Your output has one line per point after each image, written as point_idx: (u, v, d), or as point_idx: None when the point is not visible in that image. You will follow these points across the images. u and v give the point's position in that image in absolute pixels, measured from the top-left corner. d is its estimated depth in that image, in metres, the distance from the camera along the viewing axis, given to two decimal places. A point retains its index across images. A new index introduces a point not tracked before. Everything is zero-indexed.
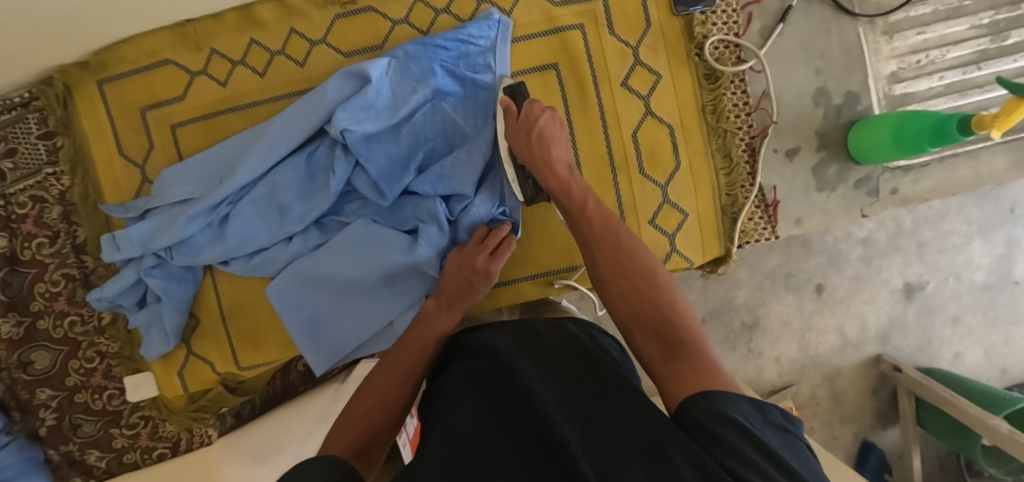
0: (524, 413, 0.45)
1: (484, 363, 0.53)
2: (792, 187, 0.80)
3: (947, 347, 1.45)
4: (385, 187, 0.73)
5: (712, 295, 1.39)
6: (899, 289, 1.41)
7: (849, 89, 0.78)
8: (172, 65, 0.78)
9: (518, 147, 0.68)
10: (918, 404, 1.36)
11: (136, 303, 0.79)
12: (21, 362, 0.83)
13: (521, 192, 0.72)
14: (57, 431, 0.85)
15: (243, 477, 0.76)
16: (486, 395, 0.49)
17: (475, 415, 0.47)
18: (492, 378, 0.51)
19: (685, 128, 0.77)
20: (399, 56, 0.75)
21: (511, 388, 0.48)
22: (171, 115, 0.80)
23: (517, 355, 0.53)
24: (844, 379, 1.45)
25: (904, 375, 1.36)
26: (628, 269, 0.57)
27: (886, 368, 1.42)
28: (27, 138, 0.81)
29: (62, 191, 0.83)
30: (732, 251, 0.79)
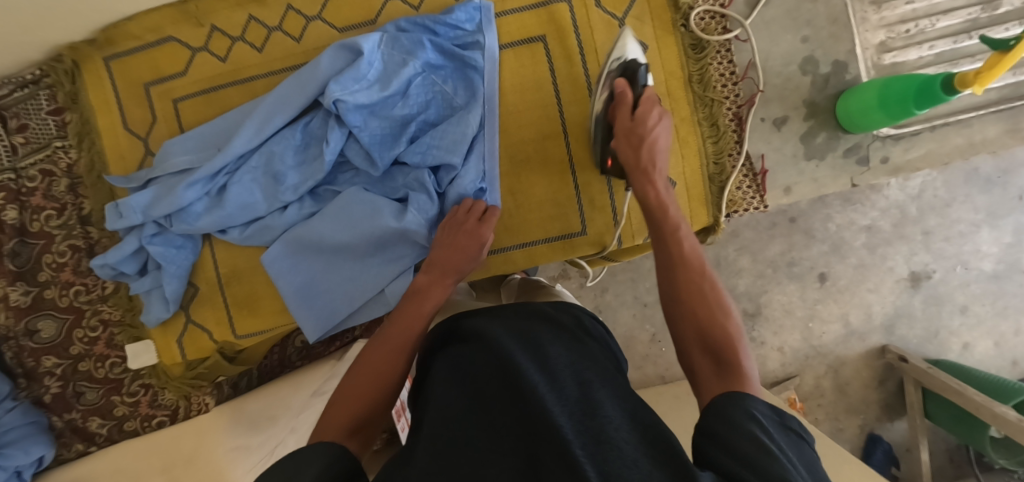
0: (512, 400, 0.45)
1: (468, 345, 0.53)
2: (780, 155, 0.80)
3: (956, 338, 1.42)
4: (376, 156, 0.75)
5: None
6: (904, 278, 1.39)
7: (836, 59, 0.79)
8: (175, 42, 0.82)
9: (622, 145, 0.69)
10: (924, 395, 1.34)
11: (138, 270, 0.82)
12: (28, 330, 0.87)
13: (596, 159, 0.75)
14: (60, 399, 0.88)
15: (238, 444, 0.79)
16: (471, 378, 0.49)
17: (462, 407, 0.47)
18: (478, 359, 0.50)
19: (672, 96, 0.78)
20: (391, 32, 0.76)
21: (497, 373, 0.48)
22: (173, 89, 0.83)
23: (502, 337, 0.52)
24: (849, 369, 1.43)
25: (910, 365, 1.34)
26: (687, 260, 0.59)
27: (892, 358, 1.39)
28: (38, 114, 0.85)
29: (70, 164, 0.86)
30: (721, 220, 0.79)
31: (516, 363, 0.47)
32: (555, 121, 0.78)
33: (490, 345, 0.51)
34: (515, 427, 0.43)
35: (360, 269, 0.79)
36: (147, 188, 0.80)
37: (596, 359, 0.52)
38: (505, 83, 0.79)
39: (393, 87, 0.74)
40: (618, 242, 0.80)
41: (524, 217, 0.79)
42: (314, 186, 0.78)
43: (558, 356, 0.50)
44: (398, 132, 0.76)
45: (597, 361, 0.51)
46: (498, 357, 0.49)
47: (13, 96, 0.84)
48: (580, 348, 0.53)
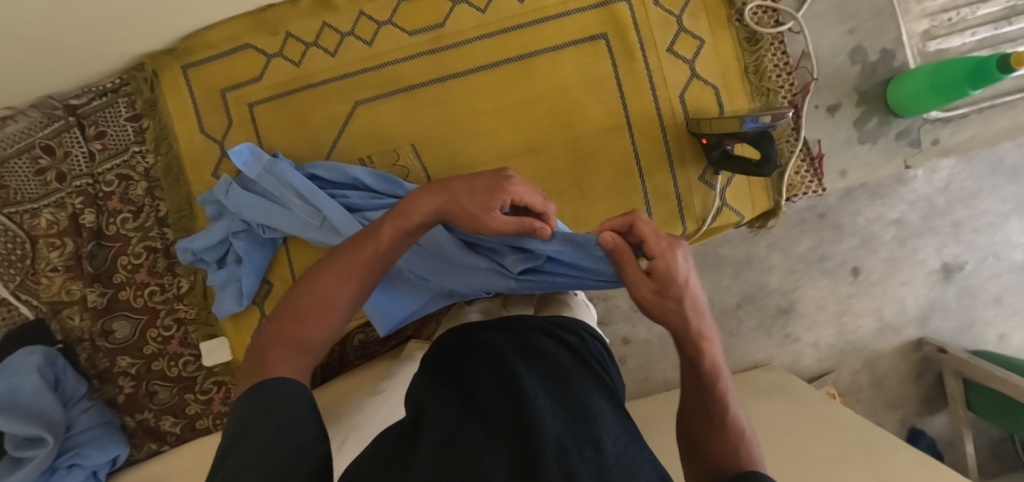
0: (514, 413, 0.45)
1: (481, 363, 0.54)
2: (834, 140, 0.83)
3: (991, 329, 1.44)
4: None
5: (744, 280, 1.40)
6: (936, 270, 1.41)
7: (884, 47, 0.82)
8: (251, 49, 0.85)
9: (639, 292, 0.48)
10: (964, 385, 1.35)
11: (217, 261, 0.84)
12: (104, 330, 0.90)
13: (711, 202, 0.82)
14: (133, 399, 0.90)
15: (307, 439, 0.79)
16: (468, 384, 0.52)
17: (464, 414, 0.47)
18: (480, 365, 0.54)
19: (729, 88, 0.82)
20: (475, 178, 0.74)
21: (498, 392, 0.48)
22: (248, 94, 0.86)
23: (507, 348, 0.56)
24: (886, 364, 1.44)
25: (950, 357, 1.35)
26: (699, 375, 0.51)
27: (931, 350, 1.41)
28: (118, 120, 0.89)
29: (147, 168, 0.89)
30: (782, 204, 0.82)
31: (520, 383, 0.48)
32: (617, 114, 0.82)
33: (498, 365, 0.53)
34: (508, 431, 0.43)
35: None
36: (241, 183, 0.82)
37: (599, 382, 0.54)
38: (570, 78, 0.82)
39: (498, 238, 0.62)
40: (683, 227, 0.82)
41: (590, 204, 0.83)
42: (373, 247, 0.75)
43: (558, 380, 0.51)
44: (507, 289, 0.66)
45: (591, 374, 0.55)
46: (501, 379, 0.50)
47: (94, 105, 0.89)
48: (585, 376, 0.54)
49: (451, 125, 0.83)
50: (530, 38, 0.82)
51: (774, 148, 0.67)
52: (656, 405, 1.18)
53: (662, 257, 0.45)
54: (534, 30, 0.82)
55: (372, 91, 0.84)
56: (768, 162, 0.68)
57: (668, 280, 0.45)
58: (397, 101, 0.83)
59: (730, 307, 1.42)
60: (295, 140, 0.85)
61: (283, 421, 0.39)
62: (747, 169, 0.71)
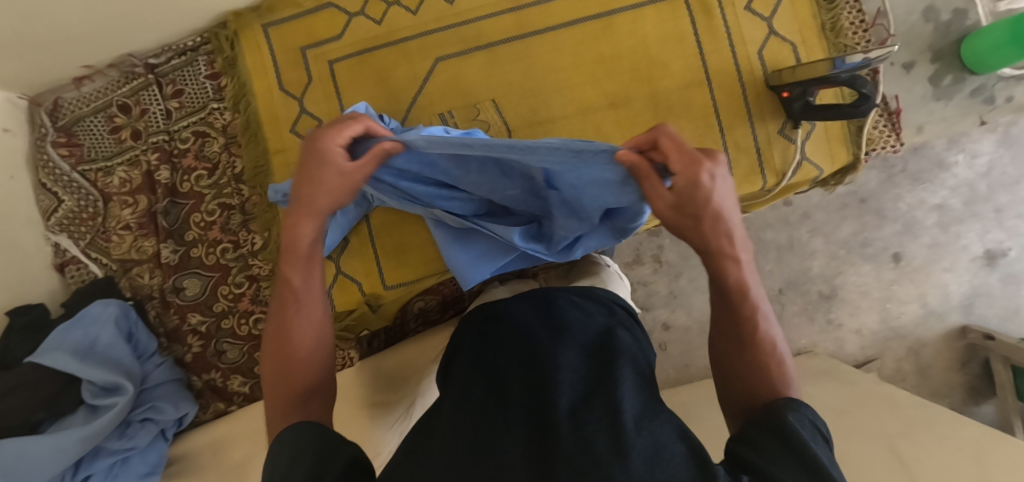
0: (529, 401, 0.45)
1: (498, 342, 0.54)
2: (910, 96, 0.84)
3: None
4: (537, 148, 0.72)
5: (786, 265, 1.28)
6: (981, 256, 1.28)
7: (956, 6, 0.84)
8: (334, 8, 0.87)
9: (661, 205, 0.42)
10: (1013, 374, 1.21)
11: None
12: (175, 287, 0.89)
13: (786, 157, 0.82)
14: (201, 358, 0.89)
15: (377, 401, 0.81)
16: (490, 360, 0.52)
17: (485, 399, 0.47)
18: (502, 337, 0.55)
19: (807, 44, 0.83)
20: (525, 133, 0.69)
21: (516, 377, 0.48)
22: (329, 52, 0.87)
23: (529, 319, 0.56)
24: (930, 352, 1.29)
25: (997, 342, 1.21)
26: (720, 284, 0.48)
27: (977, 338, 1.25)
28: (196, 78, 0.90)
29: (225, 124, 0.90)
30: (861, 158, 0.82)
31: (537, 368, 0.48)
32: (697, 70, 0.83)
33: (519, 337, 0.53)
34: (523, 420, 0.44)
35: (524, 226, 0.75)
36: None
37: (630, 345, 0.53)
38: (650, 36, 0.83)
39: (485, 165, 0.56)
40: (763, 181, 0.82)
41: None
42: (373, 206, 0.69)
43: (575, 356, 0.49)
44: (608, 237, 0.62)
45: (616, 333, 0.54)
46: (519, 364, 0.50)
47: (174, 63, 0.90)
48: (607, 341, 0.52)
49: (533, 81, 0.84)
50: None
51: (870, 86, 0.68)
52: (701, 387, 1.08)
53: (686, 174, 0.40)
54: None
55: (455, 47, 0.85)
56: (867, 99, 0.69)
57: (703, 195, 0.41)
58: (480, 58, 0.85)
59: (772, 292, 1.32)
60: (378, 96, 0.86)
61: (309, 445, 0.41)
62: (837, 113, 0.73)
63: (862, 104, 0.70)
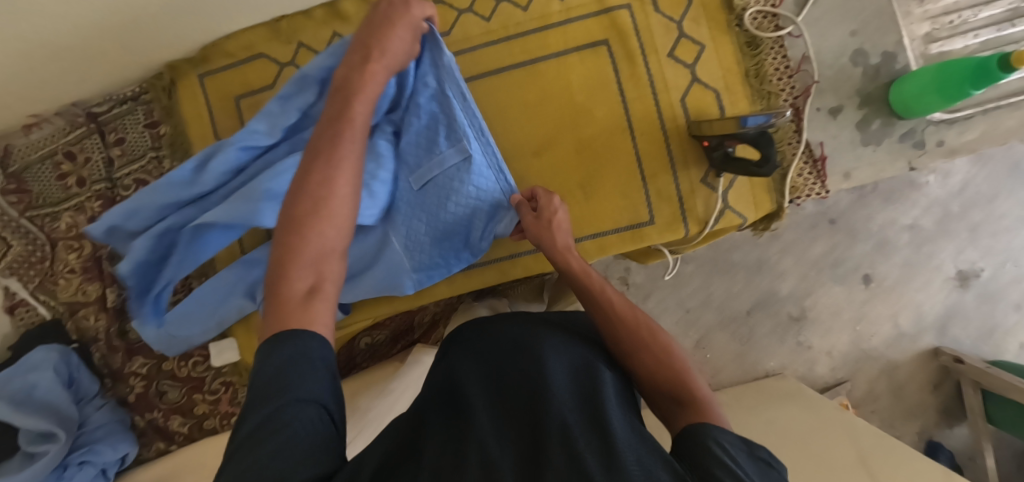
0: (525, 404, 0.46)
1: (485, 360, 0.55)
2: (837, 142, 0.83)
3: (1012, 338, 1.32)
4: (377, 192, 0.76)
5: (755, 286, 1.33)
6: (952, 277, 1.31)
7: (886, 50, 0.83)
8: (266, 58, 0.88)
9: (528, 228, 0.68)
10: (982, 397, 1.24)
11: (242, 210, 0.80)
12: (120, 330, 0.92)
13: (709, 206, 0.82)
14: (143, 398, 0.92)
15: None
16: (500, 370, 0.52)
17: (475, 407, 0.47)
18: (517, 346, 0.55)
19: (731, 91, 0.82)
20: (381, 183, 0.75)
21: (506, 387, 0.49)
22: (263, 101, 0.89)
23: (535, 335, 0.56)
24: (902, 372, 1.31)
25: (967, 366, 1.23)
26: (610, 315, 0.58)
27: (948, 361, 1.29)
28: (136, 127, 0.92)
29: (162, 172, 0.92)
30: (784, 206, 0.82)
31: (525, 380, 0.49)
32: (621, 117, 0.83)
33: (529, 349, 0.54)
34: (518, 441, 0.42)
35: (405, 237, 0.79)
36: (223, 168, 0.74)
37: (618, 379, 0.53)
38: (573, 83, 0.83)
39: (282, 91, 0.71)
40: (686, 229, 0.83)
41: (593, 208, 0.83)
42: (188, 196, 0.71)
43: (568, 363, 0.51)
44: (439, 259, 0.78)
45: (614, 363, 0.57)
46: (506, 375, 0.51)
47: (115, 112, 0.92)
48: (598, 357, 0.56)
49: None
50: (536, 45, 0.84)
51: (775, 148, 0.68)
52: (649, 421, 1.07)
53: (546, 197, 0.67)
54: (539, 36, 0.84)
55: None
56: (769, 162, 0.69)
57: (547, 211, 0.66)
58: None
59: (741, 313, 1.33)
60: None
61: (292, 432, 0.35)
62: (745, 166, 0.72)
63: (765, 164, 0.69)
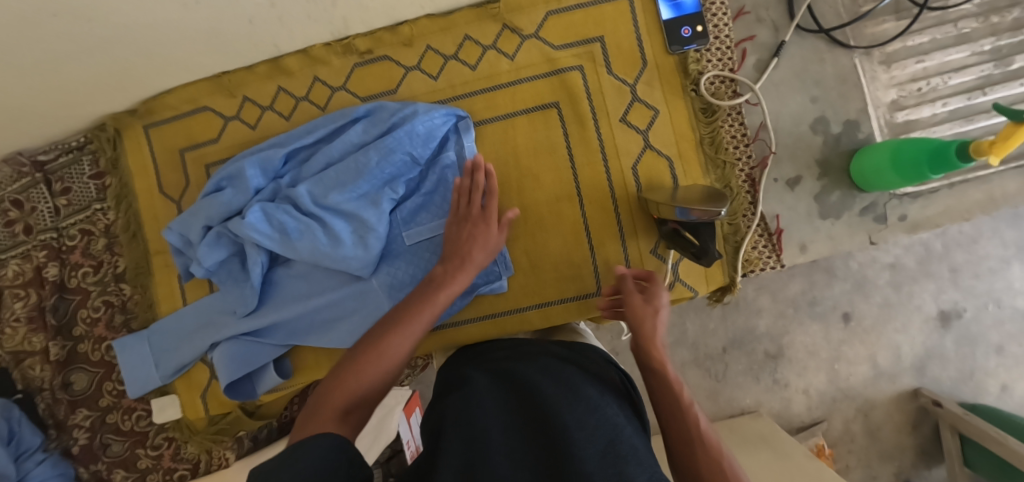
0: (540, 412, 0.49)
1: (501, 374, 0.59)
2: (794, 213, 0.80)
3: (991, 378, 1.11)
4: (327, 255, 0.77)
5: (731, 322, 1.13)
6: (933, 318, 1.11)
7: (848, 118, 0.80)
8: (209, 111, 0.86)
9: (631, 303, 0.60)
10: (960, 442, 1.05)
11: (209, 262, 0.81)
12: (63, 382, 0.91)
13: None
14: (87, 450, 0.91)
15: None
16: (508, 389, 0.55)
17: (487, 414, 0.51)
18: (522, 371, 0.57)
19: (684, 158, 0.79)
20: (359, 230, 0.77)
21: (517, 398, 0.53)
22: (205, 155, 0.87)
23: (537, 365, 0.59)
24: (879, 413, 1.12)
25: (945, 410, 1.05)
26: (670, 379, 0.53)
27: (926, 403, 1.09)
28: (81, 178, 0.91)
29: (108, 224, 0.91)
30: (737, 279, 0.79)
31: (538, 391, 0.52)
32: (569, 184, 0.80)
33: (538, 373, 0.56)
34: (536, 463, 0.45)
35: (355, 292, 0.80)
36: (218, 217, 0.80)
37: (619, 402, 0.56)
38: (519, 148, 0.81)
39: (311, 129, 0.82)
40: None
41: (537, 276, 0.81)
42: (227, 214, 0.80)
43: (570, 382, 0.55)
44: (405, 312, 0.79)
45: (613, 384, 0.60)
46: (517, 386, 0.55)
47: (59, 161, 0.91)
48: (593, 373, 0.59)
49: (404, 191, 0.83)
50: (482, 106, 0.81)
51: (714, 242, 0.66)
52: None
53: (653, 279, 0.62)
54: (486, 97, 0.81)
55: None
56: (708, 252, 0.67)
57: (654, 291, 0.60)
58: None
59: (715, 351, 1.14)
60: None
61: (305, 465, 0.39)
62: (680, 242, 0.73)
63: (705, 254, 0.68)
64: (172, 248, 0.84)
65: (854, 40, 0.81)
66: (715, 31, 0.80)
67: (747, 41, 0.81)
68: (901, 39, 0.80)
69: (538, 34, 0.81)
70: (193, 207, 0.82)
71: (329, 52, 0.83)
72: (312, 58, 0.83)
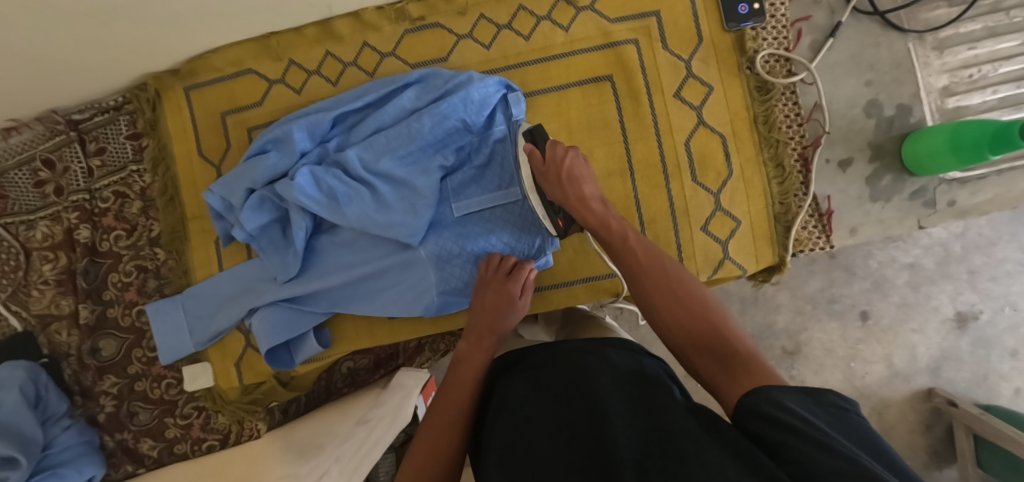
0: (589, 429, 0.43)
1: (532, 382, 0.52)
2: (845, 196, 0.80)
3: (1005, 382, 1.11)
4: (374, 222, 0.76)
5: (749, 317, 1.13)
6: (950, 319, 1.11)
7: (900, 102, 0.80)
8: (253, 74, 0.85)
9: (548, 190, 0.65)
10: (974, 443, 1.04)
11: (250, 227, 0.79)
12: (91, 348, 0.89)
13: (710, 265, 0.79)
14: (114, 418, 0.89)
15: (285, 473, 0.73)
16: (545, 402, 0.49)
17: (533, 435, 0.46)
18: (555, 379, 0.51)
19: (737, 136, 0.79)
20: (409, 197, 0.76)
21: (558, 409, 0.47)
22: (248, 119, 0.86)
23: (568, 363, 0.52)
24: (893, 412, 1.12)
25: (960, 410, 1.04)
26: (650, 266, 0.57)
27: (939, 403, 1.09)
28: (117, 138, 0.89)
29: (144, 187, 0.89)
30: (786, 259, 0.80)
31: (576, 406, 0.46)
32: (621, 159, 0.79)
33: (574, 376, 0.50)
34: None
35: (401, 262, 0.78)
36: (261, 182, 0.78)
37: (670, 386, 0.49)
38: (573, 120, 0.80)
39: (362, 93, 0.80)
40: None
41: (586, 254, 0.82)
42: (272, 178, 0.78)
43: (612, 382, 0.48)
44: (452, 283, 0.78)
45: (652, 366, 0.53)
46: (555, 394, 0.49)
47: (95, 121, 0.89)
48: (634, 362, 0.53)
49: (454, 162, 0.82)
50: (536, 77, 0.81)
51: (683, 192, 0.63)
52: None
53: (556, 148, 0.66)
54: (540, 68, 0.81)
55: None
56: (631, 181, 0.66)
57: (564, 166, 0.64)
58: None
59: None
60: None
61: None
62: (542, 134, 0.69)
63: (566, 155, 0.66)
64: (212, 212, 0.82)
65: (907, 24, 0.81)
66: (771, 10, 0.80)
67: (803, 21, 0.81)
68: (954, 26, 0.80)
69: (593, 7, 0.80)
70: (234, 171, 0.81)
71: (382, 18, 0.82)
72: (363, 22, 0.82)
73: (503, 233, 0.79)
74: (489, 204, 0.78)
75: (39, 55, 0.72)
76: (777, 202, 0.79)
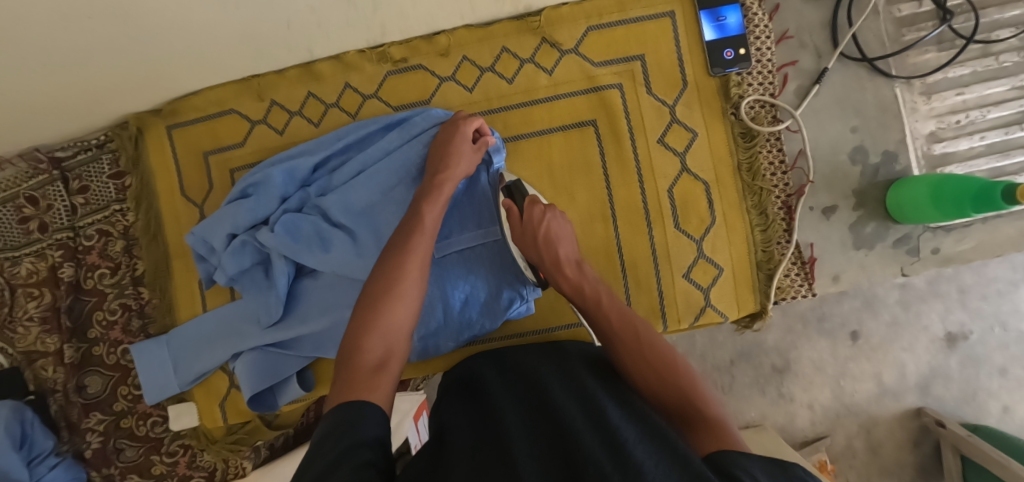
0: (554, 422, 0.42)
1: (520, 383, 0.53)
2: (828, 242, 0.80)
3: (994, 400, 1.11)
4: (354, 268, 0.75)
5: (740, 336, 1.12)
6: (939, 337, 1.10)
7: (886, 149, 0.79)
8: (235, 114, 0.84)
9: (524, 249, 0.68)
10: (961, 462, 1.04)
11: (233, 271, 0.79)
12: (76, 385, 0.89)
13: (691, 314, 0.79)
14: (100, 454, 0.89)
15: None
16: (529, 395, 0.50)
17: (504, 413, 0.46)
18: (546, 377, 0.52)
19: (721, 183, 0.79)
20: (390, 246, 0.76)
21: (538, 400, 0.48)
22: (231, 160, 0.86)
23: (562, 372, 0.53)
24: (882, 430, 1.12)
25: (948, 431, 1.04)
26: (630, 327, 0.57)
27: (928, 422, 1.09)
28: (100, 177, 0.88)
29: (127, 226, 0.90)
30: (768, 307, 0.80)
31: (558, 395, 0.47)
32: (603, 204, 0.79)
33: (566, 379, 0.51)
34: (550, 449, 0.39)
35: None
36: (242, 225, 0.78)
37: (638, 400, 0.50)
38: (556, 164, 0.80)
39: (344, 135, 0.80)
40: (664, 325, 0.79)
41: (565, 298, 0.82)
42: (253, 222, 0.78)
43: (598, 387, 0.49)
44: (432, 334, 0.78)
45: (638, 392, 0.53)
46: (538, 390, 0.50)
47: (77, 158, 0.88)
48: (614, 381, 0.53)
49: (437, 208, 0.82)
50: (518, 121, 0.80)
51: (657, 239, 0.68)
52: None
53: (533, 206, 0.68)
54: (523, 112, 0.80)
55: None
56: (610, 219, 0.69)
57: (539, 220, 0.67)
58: None
59: (723, 363, 1.13)
60: None
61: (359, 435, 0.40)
62: (520, 190, 0.72)
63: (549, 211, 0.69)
64: (195, 254, 0.82)
65: (896, 69, 0.80)
66: (757, 54, 0.79)
67: (789, 66, 0.80)
68: (943, 70, 0.79)
69: (577, 50, 0.79)
70: (217, 211, 0.80)
71: (363, 58, 0.81)
72: (345, 64, 0.81)
73: (485, 282, 0.78)
74: (471, 253, 0.78)
75: (17, 100, 0.72)
76: (759, 250, 0.79)
